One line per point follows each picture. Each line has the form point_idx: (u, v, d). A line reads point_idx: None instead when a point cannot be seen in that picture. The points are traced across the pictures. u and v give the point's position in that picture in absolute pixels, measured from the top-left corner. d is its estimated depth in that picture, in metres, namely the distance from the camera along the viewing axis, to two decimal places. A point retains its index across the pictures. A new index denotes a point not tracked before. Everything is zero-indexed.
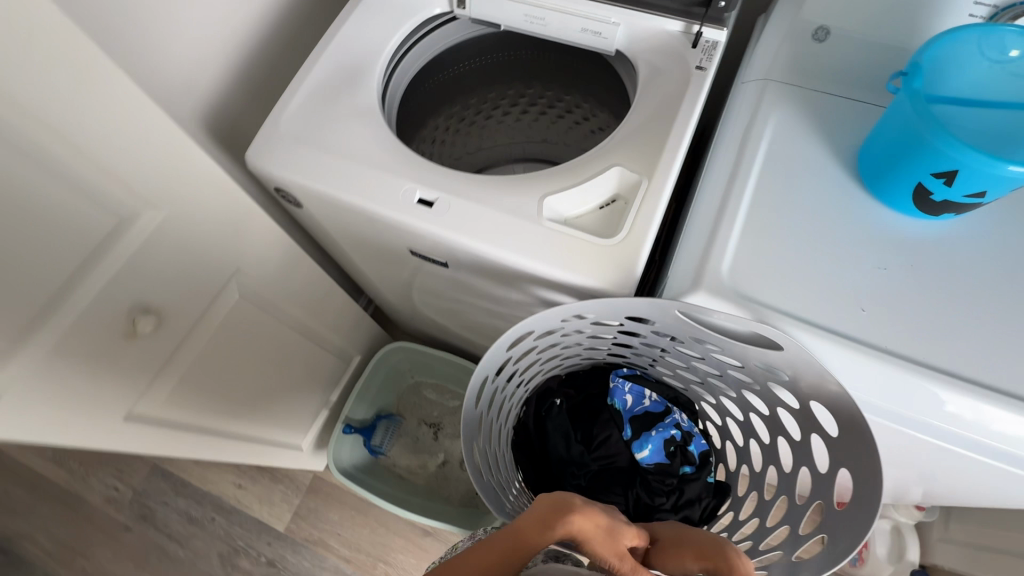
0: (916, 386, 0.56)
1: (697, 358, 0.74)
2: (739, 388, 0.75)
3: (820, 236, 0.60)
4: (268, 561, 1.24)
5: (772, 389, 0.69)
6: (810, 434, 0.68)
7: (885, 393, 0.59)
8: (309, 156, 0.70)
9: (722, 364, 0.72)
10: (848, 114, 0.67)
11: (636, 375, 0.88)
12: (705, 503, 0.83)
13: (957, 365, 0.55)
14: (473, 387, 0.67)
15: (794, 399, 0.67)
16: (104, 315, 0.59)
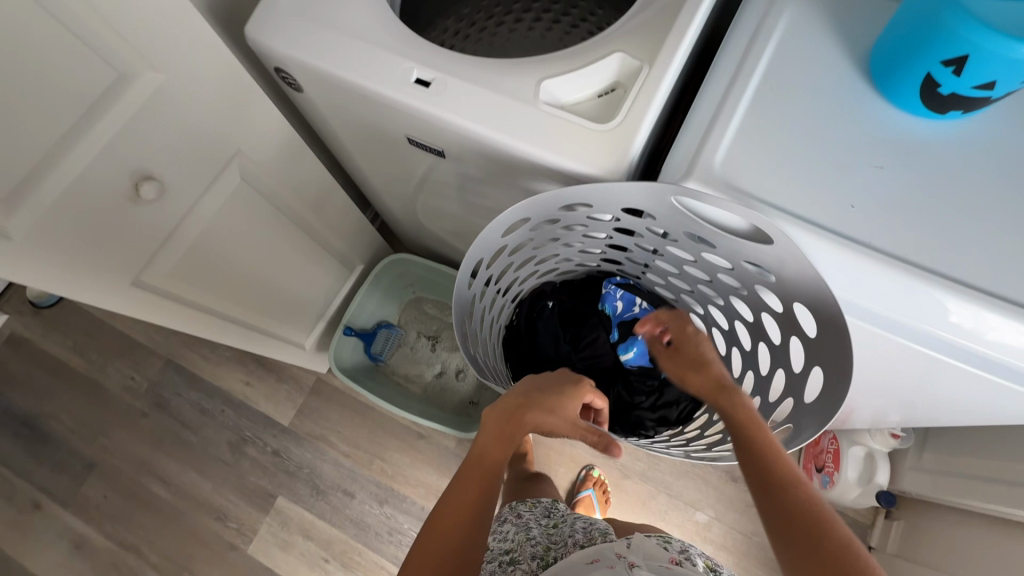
0: (906, 289, 0.56)
1: (688, 261, 0.75)
2: (727, 294, 0.76)
3: (820, 133, 0.59)
4: (273, 451, 1.33)
5: (759, 294, 0.70)
6: (791, 337, 0.70)
7: (878, 299, 0.58)
8: (310, 31, 0.68)
9: (710, 267, 0.73)
10: (869, 6, 0.63)
11: (629, 284, 0.90)
12: (683, 405, 0.89)
13: (944, 266, 0.55)
14: (467, 267, 0.69)
15: (779, 303, 0.68)
16: (107, 172, 0.60)
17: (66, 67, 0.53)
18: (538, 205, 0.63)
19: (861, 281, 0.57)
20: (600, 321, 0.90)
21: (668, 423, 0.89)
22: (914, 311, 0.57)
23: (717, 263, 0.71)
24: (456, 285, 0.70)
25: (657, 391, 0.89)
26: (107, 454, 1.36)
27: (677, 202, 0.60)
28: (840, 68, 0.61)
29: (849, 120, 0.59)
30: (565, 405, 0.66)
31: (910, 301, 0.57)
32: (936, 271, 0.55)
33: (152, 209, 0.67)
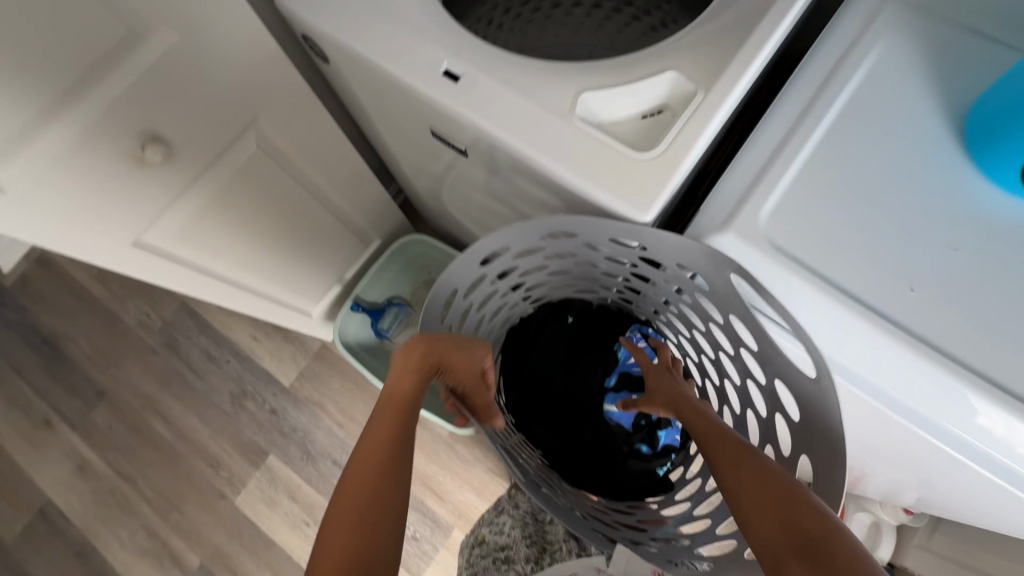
0: (949, 388, 0.49)
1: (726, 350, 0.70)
2: (747, 402, 0.73)
3: (888, 198, 0.51)
4: (271, 409, 1.35)
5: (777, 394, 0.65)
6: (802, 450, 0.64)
7: (913, 393, 0.51)
8: (341, 2, 0.63)
9: (745, 371, 0.69)
10: (978, 55, 0.54)
11: (656, 342, 0.87)
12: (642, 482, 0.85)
13: (1002, 373, 0.48)
14: (478, 255, 0.68)
15: (798, 412, 0.64)
16: (112, 132, 0.58)
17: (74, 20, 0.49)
18: (544, 224, 0.62)
19: (891, 369, 0.50)
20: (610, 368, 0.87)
21: (618, 489, 0.84)
22: (947, 414, 0.50)
23: (755, 370, 0.68)
24: (464, 260, 0.68)
25: (620, 456, 0.86)
26: (117, 384, 1.41)
27: (735, 280, 0.55)
28: (929, 124, 0.53)
29: (926, 189, 0.51)
30: (467, 353, 0.67)
31: (945, 403, 0.50)
32: (988, 378, 0.48)
33: (157, 171, 0.65)
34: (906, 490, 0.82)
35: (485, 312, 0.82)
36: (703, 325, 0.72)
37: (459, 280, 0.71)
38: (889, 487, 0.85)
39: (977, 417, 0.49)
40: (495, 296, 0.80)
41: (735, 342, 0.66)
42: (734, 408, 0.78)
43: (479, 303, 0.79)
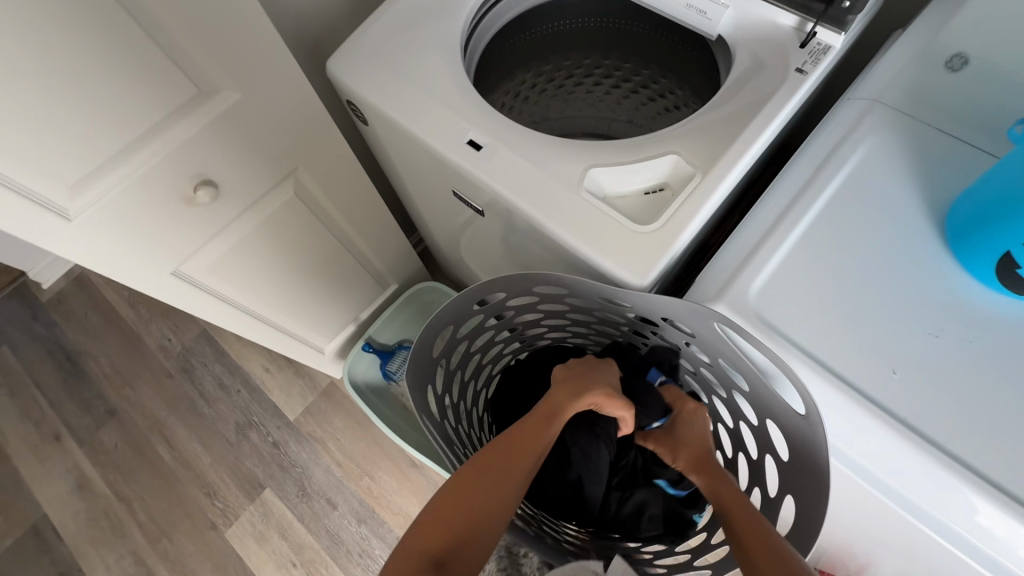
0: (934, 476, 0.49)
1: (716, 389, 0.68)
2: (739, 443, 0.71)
3: (872, 284, 0.55)
4: (273, 442, 1.36)
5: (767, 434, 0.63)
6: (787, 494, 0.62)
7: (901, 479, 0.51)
8: (383, 75, 0.72)
9: (739, 412, 0.68)
10: (957, 160, 0.58)
11: None
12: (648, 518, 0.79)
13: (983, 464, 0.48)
14: (467, 297, 0.69)
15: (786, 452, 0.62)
16: (170, 176, 0.65)
17: (155, 80, 0.57)
18: (536, 279, 0.64)
19: (874, 448, 0.51)
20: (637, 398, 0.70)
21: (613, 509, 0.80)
22: (932, 500, 0.50)
23: (747, 412, 0.67)
24: (457, 300, 0.69)
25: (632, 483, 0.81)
26: (128, 405, 1.44)
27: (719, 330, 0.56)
28: (913, 217, 0.57)
29: (911, 277, 0.55)
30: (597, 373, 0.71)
31: (927, 489, 0.50)
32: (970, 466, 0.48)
33: (203, 210, 0.71)
34: None
35: (480, 350, 0.83)
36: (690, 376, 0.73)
37: (455, 316, 0.73)
38: None
39: (963, 508, 0.48)
40: (491, 337, 0.82)
41: (729, 385, 0.65)
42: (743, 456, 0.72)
43: (472, 340, 0.80)
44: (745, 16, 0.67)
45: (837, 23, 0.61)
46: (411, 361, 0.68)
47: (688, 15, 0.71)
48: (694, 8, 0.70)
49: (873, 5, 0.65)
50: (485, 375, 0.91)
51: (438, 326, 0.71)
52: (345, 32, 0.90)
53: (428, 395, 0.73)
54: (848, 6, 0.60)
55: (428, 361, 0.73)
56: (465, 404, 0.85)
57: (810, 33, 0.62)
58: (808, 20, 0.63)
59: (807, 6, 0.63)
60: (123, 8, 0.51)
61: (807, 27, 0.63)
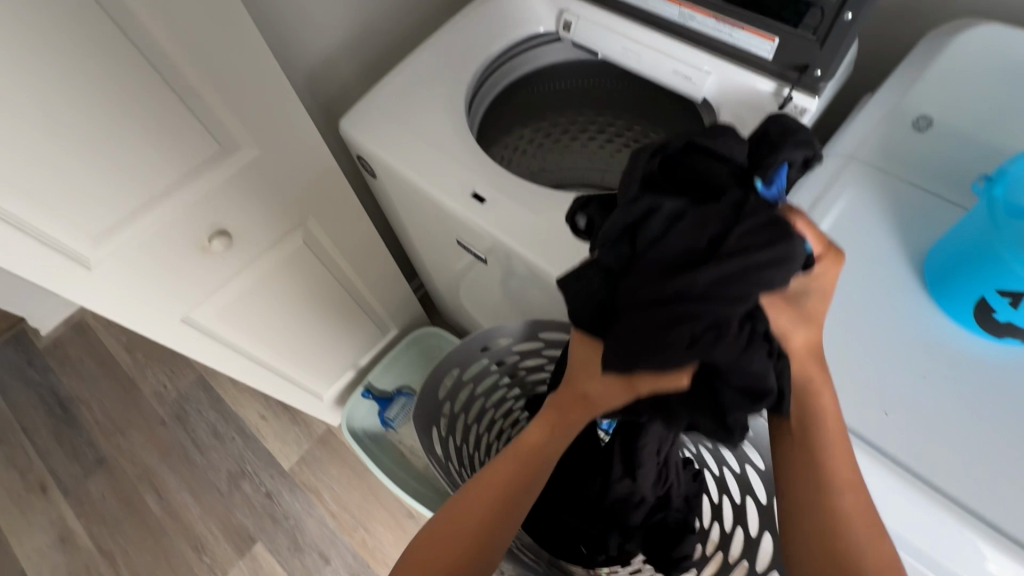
0: (931, 519, 0.49)
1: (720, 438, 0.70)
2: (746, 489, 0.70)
3: (858, 326, 0.57)
4: (266, 492, 1.33)
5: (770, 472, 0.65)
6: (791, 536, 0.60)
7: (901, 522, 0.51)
8: (392, 133, 0.77)
9: (743, 456, 0.69)
10: (927, 210, 0.62)
11: None
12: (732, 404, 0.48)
13: (977, 505, 0.49)
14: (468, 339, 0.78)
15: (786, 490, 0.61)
16: (188, 227, 0.68)
17: (182, 137, 0.61)
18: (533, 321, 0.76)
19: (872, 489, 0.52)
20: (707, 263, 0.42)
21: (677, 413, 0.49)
22: (943, 547, 0.49)
23: (752, 457, 0.68)
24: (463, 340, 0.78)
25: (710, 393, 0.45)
26: (118, 454, 1.41)
27: None
28: (893, 264, 0.60)
29: (895, 322, 0.57)
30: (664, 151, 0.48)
31: (936, 536, 0.49)
32: (964, 506, 0.49)
33: (216, 258, 0.74)
34: None
35: (486, 396, 0.88)
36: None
37: (461, 359, 0.81)
38: None
39: (962, 550, 0.48)
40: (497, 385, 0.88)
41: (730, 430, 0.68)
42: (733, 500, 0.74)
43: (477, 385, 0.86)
44: (727, 80, 0.72)
45: (810, 88, 0.66)
46: (417, 400, 0.77)
47: (674, 79, 0.76)
48: (679, 73, 0.75)
49: (845, 70, 0.71)
50: (497, 426, 0.94)
51: (443, 366, 0.79)
52: (356, 93, 0.97)
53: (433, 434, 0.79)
54: (820, 74, 0.64)
55: (434, 402, 0.80)
56: (474, 452, 0.88)
57: (787, 97, 0.68)
58: (784, 86, 0.68)
59: (783, 73, 0.68)
60: (158, 74, 0.56)
61: (784, 92, 0.69)
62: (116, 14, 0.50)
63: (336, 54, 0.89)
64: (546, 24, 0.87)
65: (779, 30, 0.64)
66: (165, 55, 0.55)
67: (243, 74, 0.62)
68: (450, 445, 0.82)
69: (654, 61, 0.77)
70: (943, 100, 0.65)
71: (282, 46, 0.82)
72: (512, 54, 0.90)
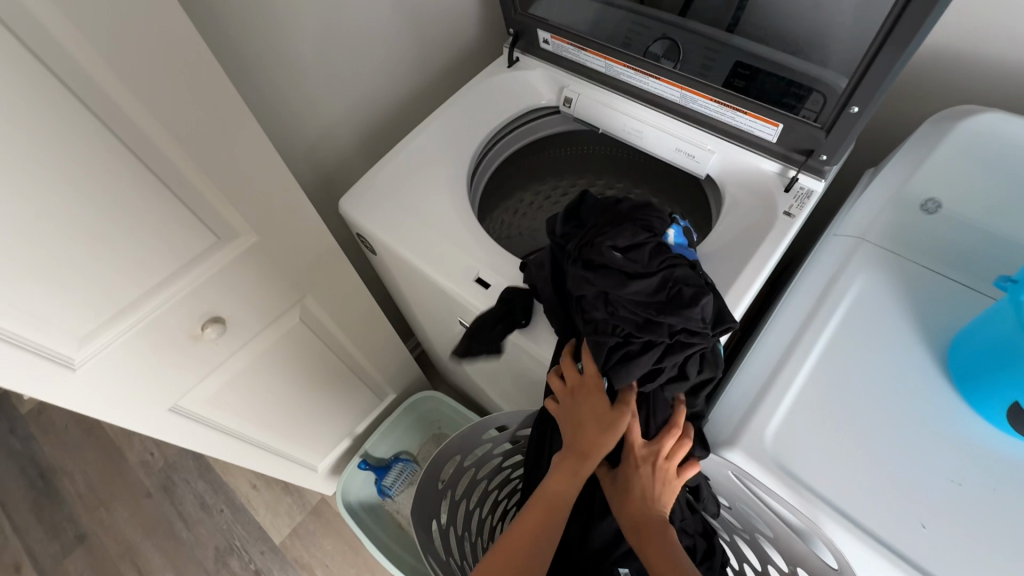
0: None
1: (740, 532, 0.67)
2: None
3: (883, 423, 0.54)
4: (255, 570, 1.26)
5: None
6: None
7: None
8: (394, 213, 0.76)
9: (764, 556, 0.65)
10: (943, 293, 0.61)
11: None
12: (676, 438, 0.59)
13: None
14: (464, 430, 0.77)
15: None
16: (180, 318, 0.65)
17: (180, 233, 0.59)
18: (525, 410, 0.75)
19: None
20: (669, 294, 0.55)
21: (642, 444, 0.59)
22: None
23: (775, 557, 0.63)
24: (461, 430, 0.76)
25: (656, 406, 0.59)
26: (100, 529, 1.34)
27: (741, 475, 0.55)
28: (916, 356, 0.58)
29: (924, 420, 0.54)
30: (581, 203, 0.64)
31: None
32: None
33: (209, 345, 0.71)
34: None
35: (487, 480, 0.87)
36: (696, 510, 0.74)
37: (463, 446, 0.80)
38: None
39: None
40: (497, 466, 0.86)
41: (750, 527, 0.64)
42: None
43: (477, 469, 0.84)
44: (730, 159, 0.73)
45: (816, 171, 0.66)
46: (414, 499, 0.77)
47: (678, 157, 0.77)
48: (682, 151, 0.76)
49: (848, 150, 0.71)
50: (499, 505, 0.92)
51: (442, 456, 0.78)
52: (358, 166, 0.97)
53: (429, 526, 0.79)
54: (826, 159, 0.64)
55: (432, 492, 0.79)
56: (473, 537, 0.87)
57: (793, 178, 0.68)
58: (789, 167, 0.68)
59: (787, 155, 0.68)
60: (159, 179, 0.54)
61: (790, 172, 0.69)
62: (117, 125, 0.48)
63: (338, 131, 0.89)
64: (548, 98, 0.88)
65: (782, 115, 0.64)
66: (166, 156, 0.53)
67: (244, 169, 0.61)
68: (447, 535, 0.82)
69: (657, 138, 0.78)
70: (951, 184, 0.65)
71: (285, 126, 0.82)
72: (513, 125, 0.89)
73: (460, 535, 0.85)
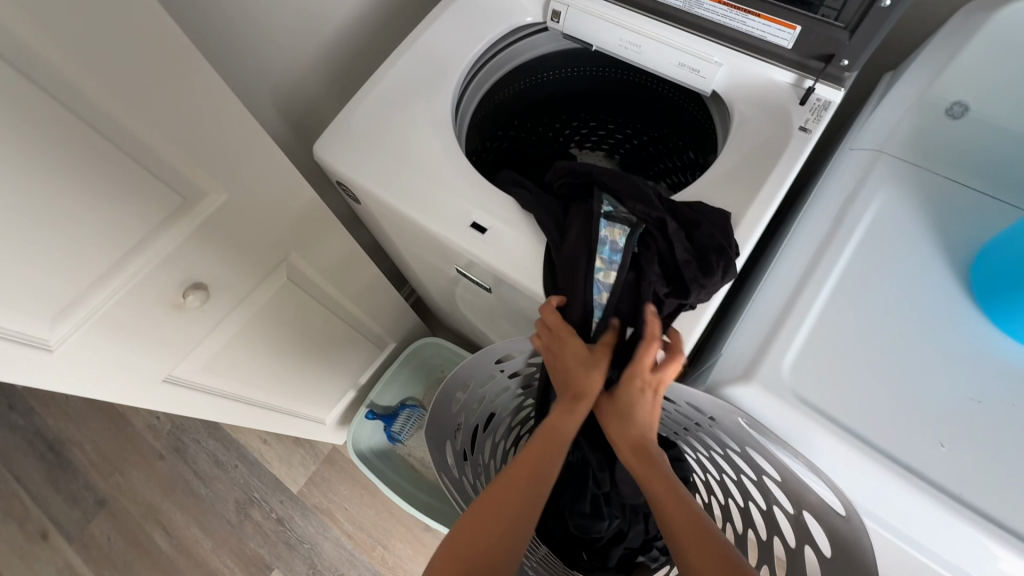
0: (968, 539, 0.49)
1: (749, 475, 0.64)
2: (773, 531, 0.65)
3: (903, 347, 0.54)
4: (277, 518, 1.30)
5: (805, 519, 0.58)
6: (804, 546, 0.60)
7: (935, 540, 0.52)
8: (373, 155, 0.70)
9: (770, 498, 0.62)
10: (966, 206, 0.59)
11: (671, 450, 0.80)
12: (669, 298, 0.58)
13: None
14: (467, 364, 0.71)
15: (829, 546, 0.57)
16: (158, 287, 0.60)
17: (138, 194, 0.53)
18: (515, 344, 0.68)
19: (911, 514, 0.51)
20: (627, 220, 0.60)
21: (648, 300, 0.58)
22: (965, 558, 0.51)
23: (780, 498, 0.61)
24: (468, 360, 0.70)
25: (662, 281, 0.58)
26: (119, 493, 1.36)
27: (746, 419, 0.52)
28: (933, 274, 0.57)
29: (936, 337, 0.54)
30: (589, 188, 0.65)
31: (959, 547, 0.50)
32: (1012, 530, 0.48)
33: (193, 312, 0.67)
34: None
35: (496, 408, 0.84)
36: (704, 451, 0.70)
37: (468, 378, 0.74)
38: None
39: (998, 563, 0.49)
40: (504, 396, 0.83)
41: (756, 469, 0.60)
42: (759, 533, 0.69)
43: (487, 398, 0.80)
44: (739, 71, 0.67)
45: (835, 80, 0.62)
46: (429, 422, 0.73)
47: (681, 73, 0.70)
48: (686, 66, 0.69)
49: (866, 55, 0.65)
50: (505, 430, 0.91)
51: (451, 386, 0.73)
52: (329, 105, 0.88)
53: (444, 452, 0.76)
54: (847, 64, 0.60)
55: (447, 417, 0.76)
56: (481, 461, 0.85)
57: (809, 90, 0.63)
58: (807, 77, 0.63)
59: (805, 64, 0.63)
60: (95, 131, 0.48)
61: (806, 83, 0.64)
62: (29, 68, 0.42)
63: (302, 65, 0.80)
64: (532, 15, 0.77)
65: (801, 17, 0.58)
66: (96, 102, 0.47)
67: (195, 115, 0.54)
68: (461, 461, 0.79)
69: (657, 53, 0.70)
70: (979, 80, 0.59)
71: (244, 63, 0.72)
72: (497, 49, 0.80)
73: (472, 462, 0.83)
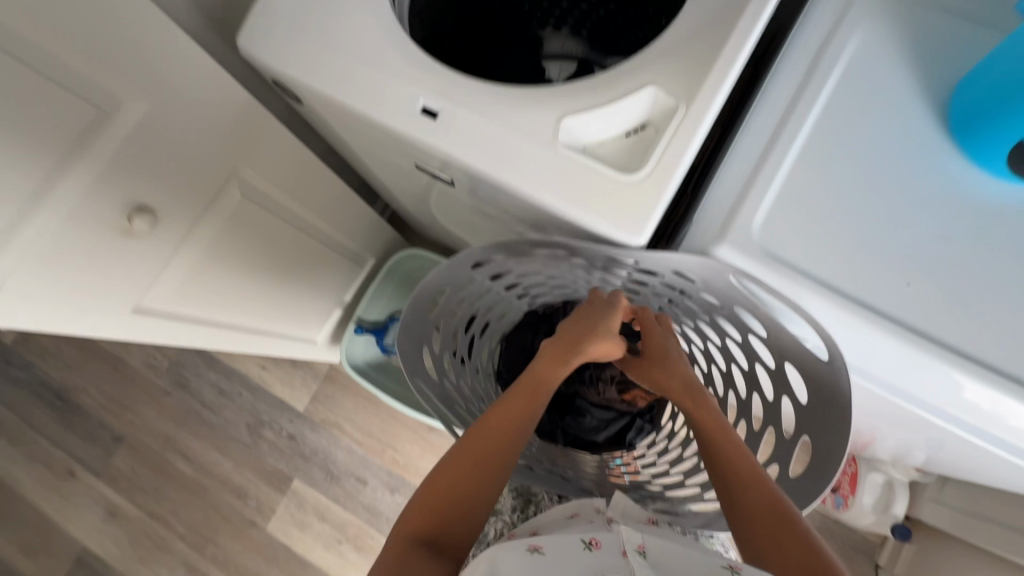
0: (931, 369, 0.51)
1: (733, 337, 0.67)
2: (754, 387, 0.71)
3: (878, 193, 0.53)
4: (289, 435, 1.37)
5: (784, 369, 0.63)
6: (782, 396, 0.66)
7: (895, 374, 0.53)
8: (305, 43, 0.63)
9: (752, 355, 0.67)
10: (950, 35, 0.55)
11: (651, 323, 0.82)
12: None
13: (983, 351, 0.50)
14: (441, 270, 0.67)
15: (805, 392, 0.62)
16: (100, 212, 0.57)
17: (43, 104, 0.49)
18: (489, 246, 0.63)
19: (885, 358, 0.52)
20: None
21: None
22: (927, 386, 0.52)
23: (762, 355, 0.65)
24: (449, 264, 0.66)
25: None
26: (133, 429, 1.42)
27: (734, 277, 0.53)
28: (910, 112, 0.54)
29: (911, 179, 0.53)
30: None
31: (920, 376, 0.52)
32: (972, 356, 0.50)
33: (145, 236, 0.64)
34: (901, 458, 0.81)
35: None
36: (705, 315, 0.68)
37: (446, 280, 0.70)
38: (891, 456, 0.83)
39: (962, 392, 0.51)
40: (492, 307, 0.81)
41: (741, 329, 0.63)
42: (765, 396, 0.70)
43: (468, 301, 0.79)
44: None
45: None
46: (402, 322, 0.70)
47: None
48: None
49: None
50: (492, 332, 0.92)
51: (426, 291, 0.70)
52: None
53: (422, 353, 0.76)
54: None
55: (421, 323, 0.74)
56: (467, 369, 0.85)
57: None
58: None
59: None
60: None
61: None
62: None
63: None
64: None
65: None
66: None
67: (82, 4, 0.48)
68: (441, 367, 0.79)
69: None
70: None
71: None
72: None
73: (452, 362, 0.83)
